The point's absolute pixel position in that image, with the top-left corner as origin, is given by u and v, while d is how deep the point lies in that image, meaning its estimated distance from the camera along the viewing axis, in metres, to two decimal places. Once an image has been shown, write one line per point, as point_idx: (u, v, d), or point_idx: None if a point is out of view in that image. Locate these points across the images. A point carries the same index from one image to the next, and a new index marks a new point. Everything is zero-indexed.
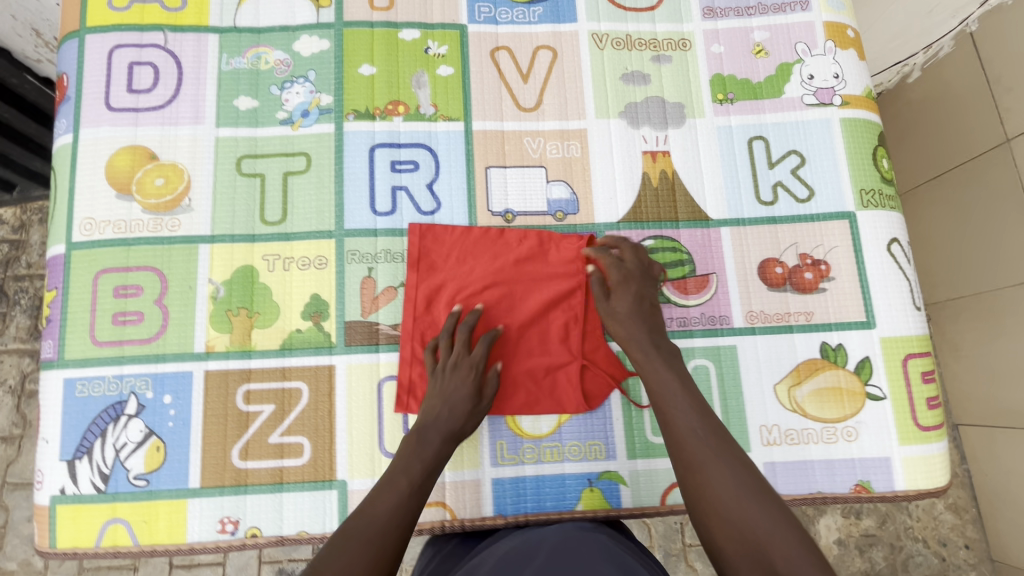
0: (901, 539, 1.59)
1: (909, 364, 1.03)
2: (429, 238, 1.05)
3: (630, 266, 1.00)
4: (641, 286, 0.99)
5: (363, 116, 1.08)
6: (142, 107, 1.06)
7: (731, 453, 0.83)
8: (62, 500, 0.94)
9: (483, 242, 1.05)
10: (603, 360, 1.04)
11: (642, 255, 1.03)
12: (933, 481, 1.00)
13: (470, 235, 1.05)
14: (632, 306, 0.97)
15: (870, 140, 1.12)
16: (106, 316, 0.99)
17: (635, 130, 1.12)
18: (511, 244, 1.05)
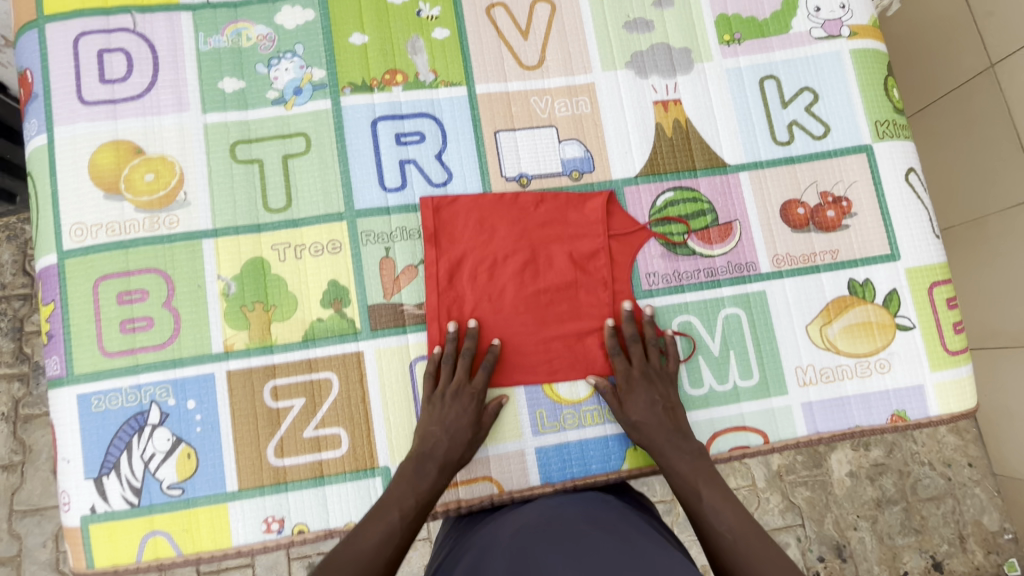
0: (908, 465, 1.64)
1: (934, 292, 1.04)
2: (444, 210, 1.00)
3: (640, 368, 0.96)
4: (653, 386, 0.95)
5: (360, 88, 1.02)
6: (119, 98, 0.98)
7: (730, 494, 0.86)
8: (94, 519, 0.90)
9: (499, 210, 1.01)
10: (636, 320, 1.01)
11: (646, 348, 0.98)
12: (964, 402, 1.02)
13: (485, 202, 1.01)
14: (648, 417, 0.93)
15: (880, 70, 1.10)
16: (113, 325, 0.94)
17: (643, 79, 1.08)
18: (528, 208, 1.02)
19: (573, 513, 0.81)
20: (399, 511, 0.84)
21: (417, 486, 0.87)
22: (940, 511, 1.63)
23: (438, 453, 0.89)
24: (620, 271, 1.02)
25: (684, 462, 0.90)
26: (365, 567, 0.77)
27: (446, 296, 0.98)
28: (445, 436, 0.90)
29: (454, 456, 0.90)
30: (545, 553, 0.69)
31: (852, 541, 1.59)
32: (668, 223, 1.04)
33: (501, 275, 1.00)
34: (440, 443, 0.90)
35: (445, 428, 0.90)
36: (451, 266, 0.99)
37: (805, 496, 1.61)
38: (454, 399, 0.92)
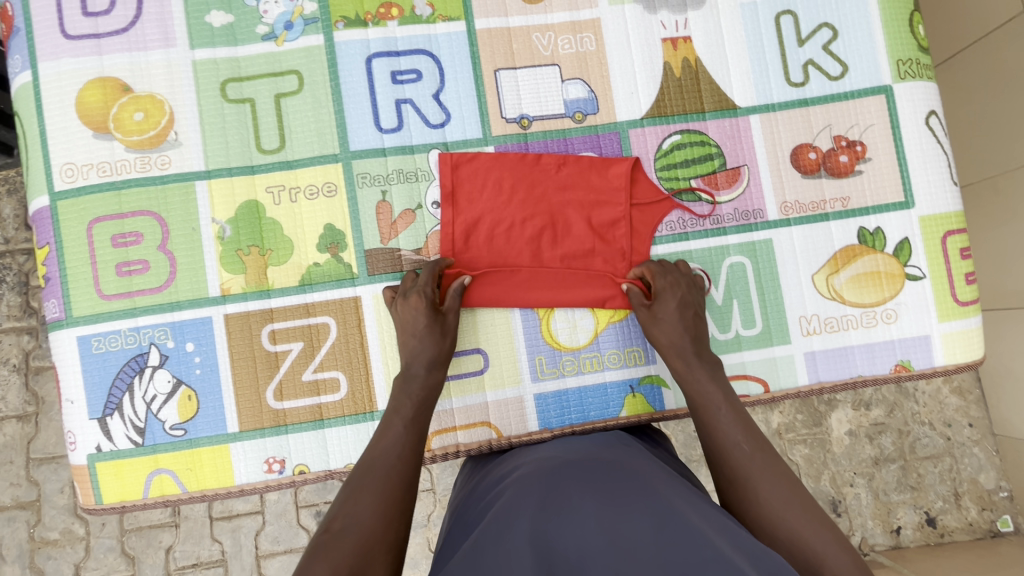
0: (908, 425, 1.64)
1: (948, 241, 1.01)
2: (461, 168, 0.97)
3: (679, 274, 0.95)
4: (688, 293, 0.94)
5: (354, 23, 0.97)
6: (103, 32, 0.94)
7: (777, 467, 0.79)
8: (100, 457, 0.92)
9: (521, 171, 0.98)
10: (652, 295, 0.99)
11: (686, 266, 0.97)
12: (970, 354, 1.01)
13: (505, 159, 0.97)
14: (676, 319, 0.92)
15: (906, 5, 1.03)
16: (109, 267, 0.93)
17: (652, 15, 1.02)
18: (549, 170, 0.98)
19: (596, 451, 0.81)
20: (399, 416, 0.85)
21: (410, 390, 0.88)
22: (937, 470, 1.64)
23: (418, 355, 0.89)
24: (642, 242, 0.99)
25: (737, 430, 0.84)
26: (383, 471, 0.79)
27: (461, 257, 0.97)
28: (415, 337, 0.89)
29: (429, 354, 0.89)
30: (574, 492, 0.68)
31: (848, 496, 1.62)
32: (694, 191, 1.01)
33: (518, 239, 0.97)
34: (414, 347, 0.90)
35: (410, 331, 0.89)
36: (467, 226, 0.97)
37: (803, 454, 1.62)
38: (405, 303, 0.90)
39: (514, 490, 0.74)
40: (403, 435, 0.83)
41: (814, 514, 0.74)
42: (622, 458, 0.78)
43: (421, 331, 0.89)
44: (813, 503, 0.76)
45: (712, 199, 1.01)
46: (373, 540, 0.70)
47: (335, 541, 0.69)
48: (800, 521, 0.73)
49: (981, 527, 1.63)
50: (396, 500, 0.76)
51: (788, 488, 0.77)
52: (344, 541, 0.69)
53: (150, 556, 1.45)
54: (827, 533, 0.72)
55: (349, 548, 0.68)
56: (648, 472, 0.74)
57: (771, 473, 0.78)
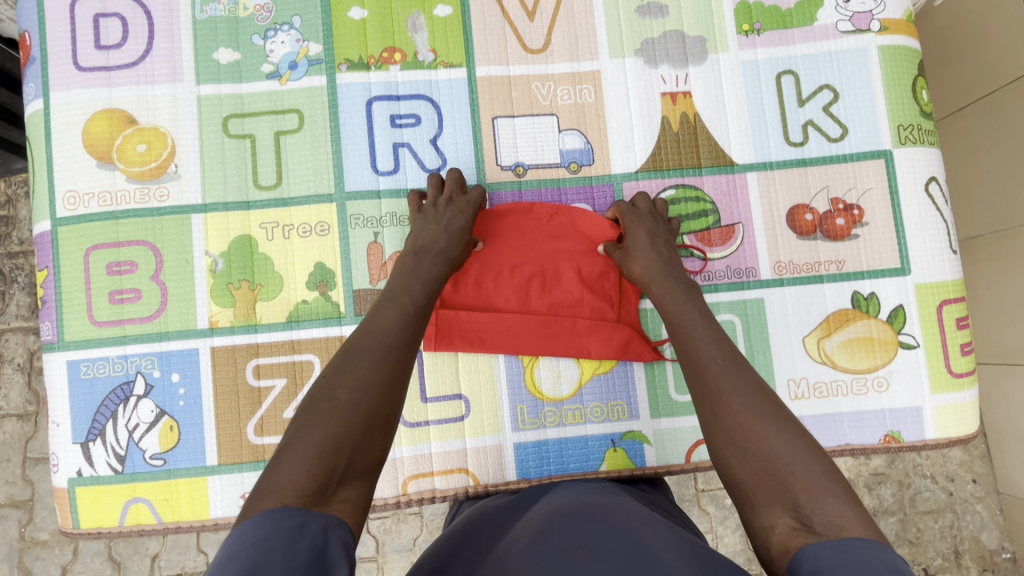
0: (909, 476, 1.60)
1: (944, 311, 0.99)
2: None
3: (644, 211, 0.96)
4: (657, 228, 0.95)
5: (356, 65, 0.99)
6: (113, 65, 0.97)
7: (752, 380, 0.76)
8: (80, 482, 0.93)
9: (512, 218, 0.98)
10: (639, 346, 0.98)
11: (661, 207, 0.98)
12: (963, 427, 0.98)
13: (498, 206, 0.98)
14: (646, 247, 0.92)
15: (910, 69, 1.03)
16: (102, 295, 0.94)
17: (653, 69, 1.03)
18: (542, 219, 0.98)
19: (582, 494, 0.79)
20: (409, 298, 0.83)
21: (417, 275, 0.87)
22: (937, 526, 1.59)
23: (437, 248, 0.90)
24: (631, 291, 0.99)
25: (715, 350, 0.80)
26: (386, 349, 0.77)
27: (449, 300, 0.97)
28: (443, 229, 0.91)
29: (452, 255, 0.90)
30: (559, 531, 0.67)
31: None
32: (686, 247, 1.00)
33: (506, 284, 0.98)
34: (438, 239, 0.90)
35: (443, 226, 0.91)
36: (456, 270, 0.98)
37: None
38: (449, 206, 0.93)
39: (506, 538, 0.72)
40: (410, 321, 0.81)
41: (786, 424, 0.71)
42: (606, 499, 0.77)
43: (452, 230, 0.91)
44: (790, 417, 0.73)
45: (704, 255, 1.00)
46: (375, 422, 0.71)
47: (341, 410, 0.70)
48: (773, 435, 0.70)
49: None
50: (395, 372, 0.76)
51: (761, 400, 0.74)
52: (349, 414, 0.70)
53: (135, 564, 1.46)
54: (798, 442, 0.69)
55: (355, 419, 0.70)
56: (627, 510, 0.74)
57: (748, 386, 0.75)
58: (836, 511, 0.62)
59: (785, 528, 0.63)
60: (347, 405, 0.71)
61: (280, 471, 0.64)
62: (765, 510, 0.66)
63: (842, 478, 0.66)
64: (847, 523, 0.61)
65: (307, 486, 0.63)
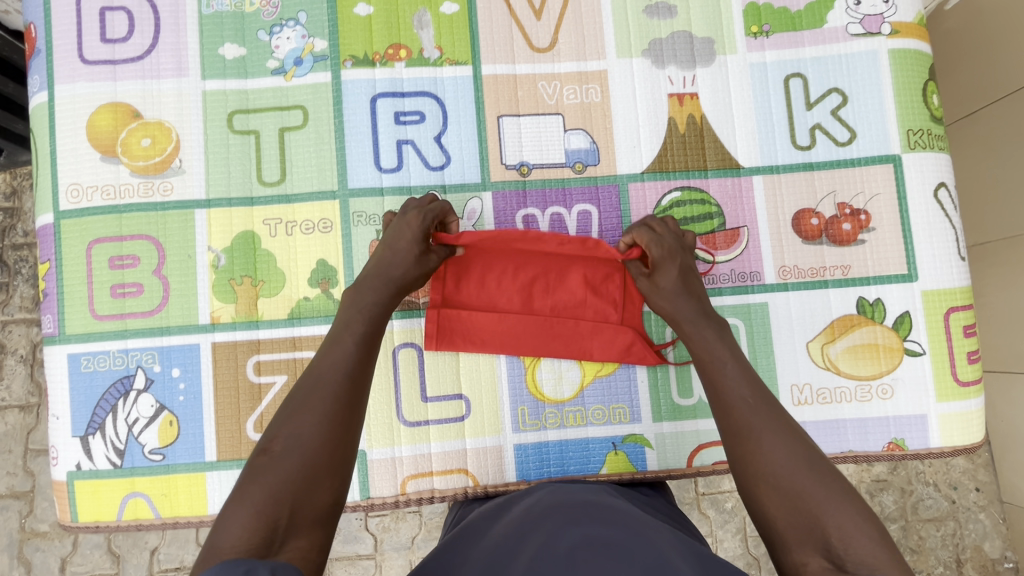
0: (911, 484, 1.59)
1: (951, 318, 0.98)
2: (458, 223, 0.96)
3: (669, 239, 0.91)
4: (685, 259, 0.91)
5: (362, 62, 0.99)
6: (119, 58, 0.97)
7: (782, 420, 0.76)
8: (79, 475, 0.93)
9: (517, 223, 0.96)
10: (641, 349, 0.97)
11: (679, 230, 0.94)
12: (968, 436, 0.97)
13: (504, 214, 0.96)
14: (677, 289, 0.89)
15: (920, 74, 1.02)
16: (104, 288, 0.94)
17: (660, 70, 1.02)
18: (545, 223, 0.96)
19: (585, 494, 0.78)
20: (351, 333, 0.81)
21: (360, 304, 0.84)
22: (939, 534, 1.58)
23: (387, 267, 0.87)
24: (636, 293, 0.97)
25: (744, 387, 0.79)
26: (327, 391, 0.75)
27: (450, 299, 0.96)
28: (388, 247, 0.88)
29: (394, 274, 0.87)
30: (564, 527, 0.66)
31: None
32: None
33: (509, 285, 0.97)
34: (387, 259, 0.87)
35: (388, 243, 0.88)
36: (458, 269, 0.96)
37: None
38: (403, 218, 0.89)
39: (507, 536, 0.71)
40: (353, 354, 0.79)
41: (819, 467, 0.71)
42: (610, 501, 0.77)
43: (398, 248, 0.87)
44: (821, 459, 0.73)
45: (709, 258, 1.00)
46: (314, 468, 0.70)
47: (275, 461, 0.69)
48: (806, 477, 0.70)
49: None
50: (336, 413, 0.74)
51: (790, 440, 0.74)
52: (282, 464, 0.69)
53: (134, 557, 1.46)
54: (827, 480, 0.70)
55: (292, 467, 0.68)
56: (630, 513, 0.73)
57: (777, 425, 0.75)
58: (870, 553, 0.63)
59: (818, 568, 0.64)
60: (280, 455, 0.70)
61: (223, 527, 0.63)
62: (796, 548, 0.67)
63: (874, 518, 0.67)
64: (883, 566, 0.61)
65: (248, 544, 0.62)
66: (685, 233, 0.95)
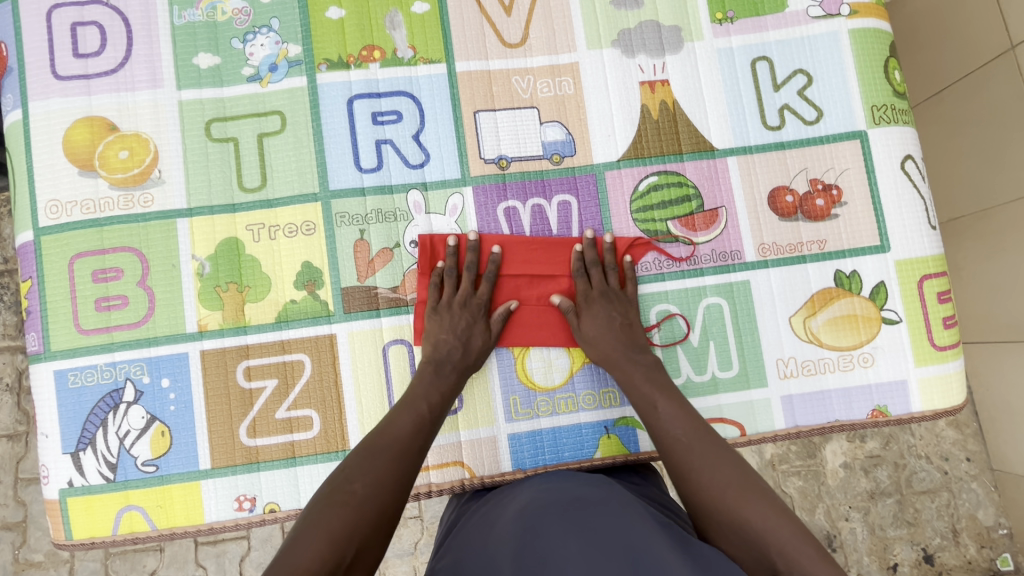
0: (904, 458, 1.62)
1: (925, 285, 1.01)
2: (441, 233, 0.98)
3: (600, 291, 0.96)
4: (611, 308, 0.95)
5: (336, 65, 1.00)
6: (92, 73, 0.97)
7: (718, 452, 0.82)
8: (72, 492, 0.92)
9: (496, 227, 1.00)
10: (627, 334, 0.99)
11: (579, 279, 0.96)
12: (949, 399, 1.00)
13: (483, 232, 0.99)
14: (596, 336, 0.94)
15: (881, 51, 1.05)
16: (89, 302, 0.94)
17: (630, 59, 1.04)
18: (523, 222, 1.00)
19: (580, 485, 0.79)
20: (426, 403, 0.88)
21: (439, 385, 0.90)
22: (934, 505, 1.61)
23: (451, 356, 0.92)
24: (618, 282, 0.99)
25: (678, 426, 0.86)
26: (401, 452, 0.82)
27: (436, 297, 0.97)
28: (456, 338, 0.93)
29: (469, 360, 0.93)
30: (554, 530, 0.68)
31: (842, 532, 1.59)
32: (670, 232, 1.02)
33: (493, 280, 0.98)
34: (452, 348, 0.92)
35: (455, 332, 0.93)
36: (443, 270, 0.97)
37: (798, 486, 1.60)
38: (454, 313, 0.94)
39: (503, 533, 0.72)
40: (423, 424, 0.86)
41: (758, 492, 0.77)
42: (603, 491, 0.78)
43: (471, 337, 0.94)
44: (755, 480, 0.79)
45: (688, 240, 1.02)
46: (382, 518, 0.75)
47: (354, 502, 0.74)
48: (750, 507, 0.75)
49: (979, 565, 1.59)
50: (405, 473, 0.81)
51: (723, 467, 0.80)
52: (363, 507, 0.74)
53: None
54: (762, 500, 0.76)
55: (367, 513, 0.74)
56: (625, 505, 0.74)
57: (712, 457, 0.81)
58: (810, 571, 0.68)
59: None
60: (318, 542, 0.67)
61: (298, 549, 0.66)
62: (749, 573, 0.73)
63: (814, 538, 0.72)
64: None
65: None
66: (630, 286, 0.98)
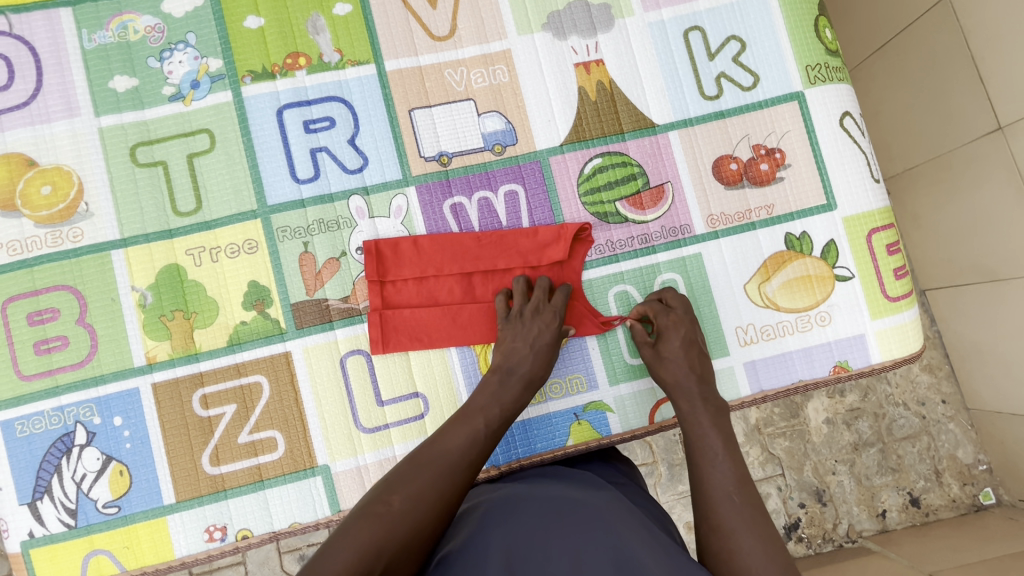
0: (883, 407, 1.65)
1: (873, 239, 1.02)
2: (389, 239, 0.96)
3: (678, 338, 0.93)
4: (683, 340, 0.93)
5: (261, 76, 0.97)
6: (3, 108, 0.93)
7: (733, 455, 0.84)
8: (33, 543, 0.89)
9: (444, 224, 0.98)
10: (588, 316, 0.98)
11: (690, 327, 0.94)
12: (907, 347, 1.01)
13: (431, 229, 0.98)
14: (682, 356, 0.92)
15: (810, 10, 1.05)
16: (27, 347, 0.90)
17: (562, 42, 1.03)
18: (470, 218, 0.99)
19: (559, 482, 0.83)
20: (485, 419, 0.83)
21: (502, 397, 0.86)
22: (916, 449, 1.65)
23: (519, 368, 0.89)
24: (573, 271, 1.00)
25: (727, 478, 0.82)
26: (451, 467, 0.76)
27: (390, 302, 0.96)
28: (527, 350, 0.90)
29: (534, 376, 0.90)
30: (539, 518, 0.71)
31: (830, 485, 1.62)
32: (620, 212, 1.01)
33: (447, 280, 0.97)
34: (522, 357, 0.90)
35: (525, 342, 0.90)
36: (393, 275, 0.96)
37: (784, 446, 1.63)
38: (534, 316, 0.92)
39: (482, 514, 0.75)
40: (482, 443, 0.81)
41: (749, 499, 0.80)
42: (578, 485, 0.82)
43: (537, 351, 0.90)
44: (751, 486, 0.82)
45: (639, 219, 1.01)
46: (420, 538, 0.69)
47: (389, 517, 0.68)
48: (738, 513, 0.78)
49: (963, 502, 1.64)
50: (455, 493, 0.74)
51: (773, 554, 0.74)
52: (397, 522, 0.68)
53: None
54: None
55: (396, 537, 0.67)
56: (597, 495, 0.78)
57: (747, 516, 0.78)
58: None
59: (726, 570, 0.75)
60: None
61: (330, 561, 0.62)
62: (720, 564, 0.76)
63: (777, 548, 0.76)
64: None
65: None
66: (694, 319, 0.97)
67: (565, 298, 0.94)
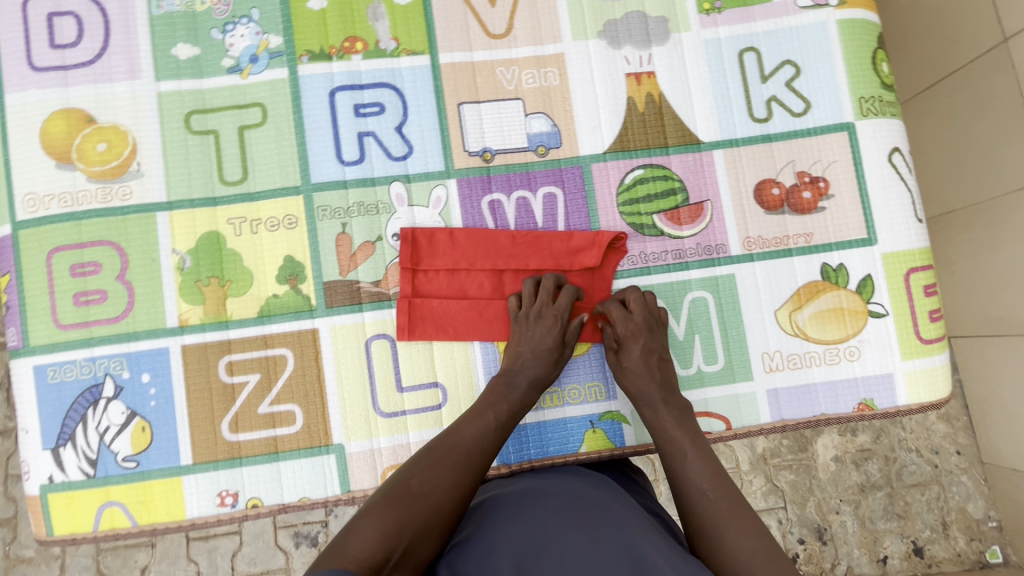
0: (895, 451, 1.62)
1: (911, 278, 1.00)
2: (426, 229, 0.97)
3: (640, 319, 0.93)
4: (651, 337, 0.93)
5: (318, 56, 0.99)
6: (69, 64, 0.95)
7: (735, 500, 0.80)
8: (52, 488, 0.91)
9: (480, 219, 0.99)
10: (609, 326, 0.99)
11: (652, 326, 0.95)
12: (934, 392, 1.00)
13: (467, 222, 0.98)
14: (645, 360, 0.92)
15: (870, 43, 1.04)
16: (67, 297, 0.93)
17: (616, 50, 1.03)
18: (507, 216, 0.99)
19: (570, 482, 0.82)
20: (495, 411, 0.86)
21: (510, 397, 0.88)
22: (925, 498, 1.61)
23: (525, 371, 0.90)
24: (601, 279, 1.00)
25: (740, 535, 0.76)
26: (465, 457, 0.79)
27: (419, 290, 0.97)
28: (532, 355, 0.91)
29: (540, 377, 0.91)
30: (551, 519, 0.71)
31: (833, 525, 1.59)
32: (656, 225, 1.01)
33: (477, 275, 0.98)
34: (526, 362, 0.91)
35: (530, 347, 0.91)
36: (425, 264, 0.97)
37: (790, 479, 1.60)
38: (536, 320, 0.92)
39: (493, 513, 0.74)
40: (494, 435, 0.84)
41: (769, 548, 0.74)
42: (590, 487, 0.81)
43: (541, 355, 0.91)
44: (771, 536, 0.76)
45: (675, 234, 1.01)
46: (443, 515, 0.72)
47: (409, 499, 0.71)
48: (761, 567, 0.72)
49: (968, 558, 1.59)
50: (468, 474, 0.77)
51: None
52: (418, 503, 0.71)
53: None
54: None
55: (421, 510, 0.70)
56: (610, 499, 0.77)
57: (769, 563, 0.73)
58: None
59: None
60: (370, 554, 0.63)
61: (354, 538, 0.65)
62: None
63: None
64: None
65: None
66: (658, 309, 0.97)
67: (569, 300, 0.94)
